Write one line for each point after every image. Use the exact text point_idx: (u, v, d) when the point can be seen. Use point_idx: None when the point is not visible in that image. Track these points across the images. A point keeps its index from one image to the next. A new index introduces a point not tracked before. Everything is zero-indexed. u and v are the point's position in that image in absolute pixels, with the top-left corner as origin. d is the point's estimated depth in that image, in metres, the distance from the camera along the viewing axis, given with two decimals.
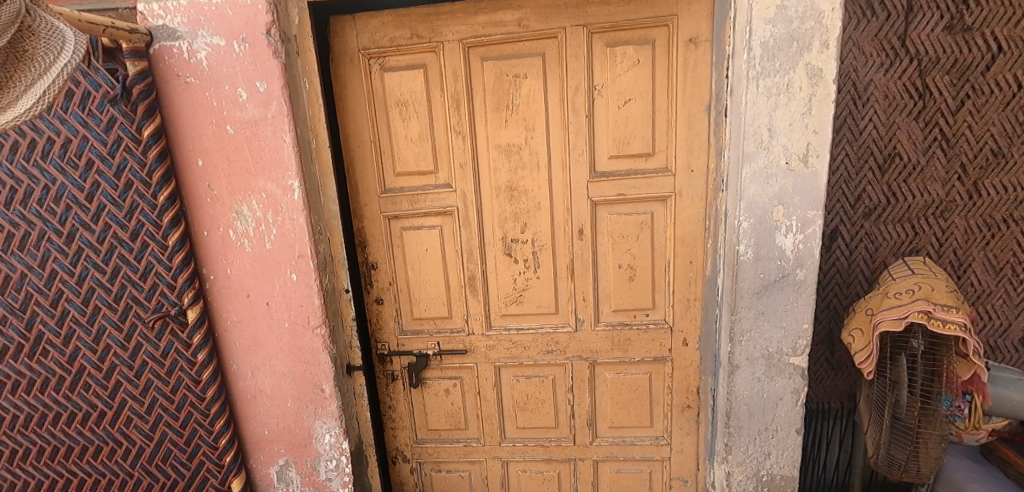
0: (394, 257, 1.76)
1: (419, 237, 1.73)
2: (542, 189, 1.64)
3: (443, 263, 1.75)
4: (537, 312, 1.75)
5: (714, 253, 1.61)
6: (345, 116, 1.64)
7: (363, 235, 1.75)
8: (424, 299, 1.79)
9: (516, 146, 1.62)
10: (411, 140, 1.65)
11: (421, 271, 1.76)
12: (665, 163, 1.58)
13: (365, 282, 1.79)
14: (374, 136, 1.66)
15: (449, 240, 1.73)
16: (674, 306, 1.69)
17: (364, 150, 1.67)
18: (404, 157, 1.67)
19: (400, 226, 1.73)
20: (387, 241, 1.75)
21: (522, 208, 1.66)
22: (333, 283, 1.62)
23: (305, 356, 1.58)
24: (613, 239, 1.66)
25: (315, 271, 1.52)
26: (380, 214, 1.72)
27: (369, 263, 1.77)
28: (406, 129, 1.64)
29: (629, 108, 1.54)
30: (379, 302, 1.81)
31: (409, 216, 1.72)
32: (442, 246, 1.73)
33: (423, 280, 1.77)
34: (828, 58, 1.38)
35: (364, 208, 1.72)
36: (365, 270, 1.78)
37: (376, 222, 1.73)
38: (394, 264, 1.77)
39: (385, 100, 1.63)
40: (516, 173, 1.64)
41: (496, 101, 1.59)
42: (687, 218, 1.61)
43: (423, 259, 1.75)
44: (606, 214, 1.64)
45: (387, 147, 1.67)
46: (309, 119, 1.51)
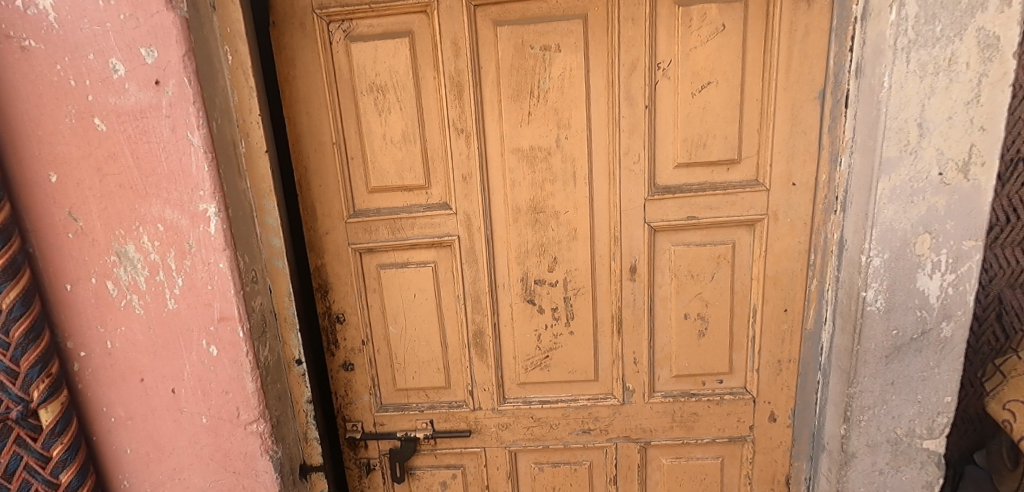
0: (369, 306, 1.26)
1: (404, 279, 1.23)
2: (579, 211, 1.16)
3: (438, 315, 1.25)
4: (568, 379, 1.27)
5: (818, 298, 1.16)
6: (295, 107, 1.13)
7: (325, 276, 1.24)
8: (411, 363, 1.28)
9: (544, 150, 1.13)
10: (392, 141, 1.15)
11: (407, 325, 1.26)
12: (755, 173, 1.12)
13: (328, 341, 1.28)
14: (339, 137, 1.15)
15: (446, 283, 1.23)
16: (758, 370, 1.22)
17: (324, 156, 1.16)
18: (382, 167, 1.17)
19: (377, 263, 1.23)
20: (357, 285, 1.24)
21: (551, 239, 1.18)
22: (278, 352, 1.10)
23: (233, 465, 1.06)
24: (678, 280, 1.18)
25: (246, 340, 1.00)
26: (348, 247, 1.21)
27: (335, 315, 1.26)
28: (384, 127, 1.14)
29: (707, 95, 1.07)
30: (348, 368, 1.29)
31: (390, 249, 1.22)
32: (436, 291, 1.24)
33: (409, 337, 1.27)
34: (1011, 19, 0.90)
35: (325, 238, 1.21)
36: (328, 325, 1.27)
37: (342, 258, 1.23)
38: (368, 316, 1.26)
39: (353, 84, 1.12)
40: (542, 188, 1.15)
41: (514, 86, 1.10)
42: (783, 251, 1.15)
43: (409, 309, 1.25)
44: (669, 245, 1.17)
45: (358, 152, 1.17)
46: (232, 108, 0.98)
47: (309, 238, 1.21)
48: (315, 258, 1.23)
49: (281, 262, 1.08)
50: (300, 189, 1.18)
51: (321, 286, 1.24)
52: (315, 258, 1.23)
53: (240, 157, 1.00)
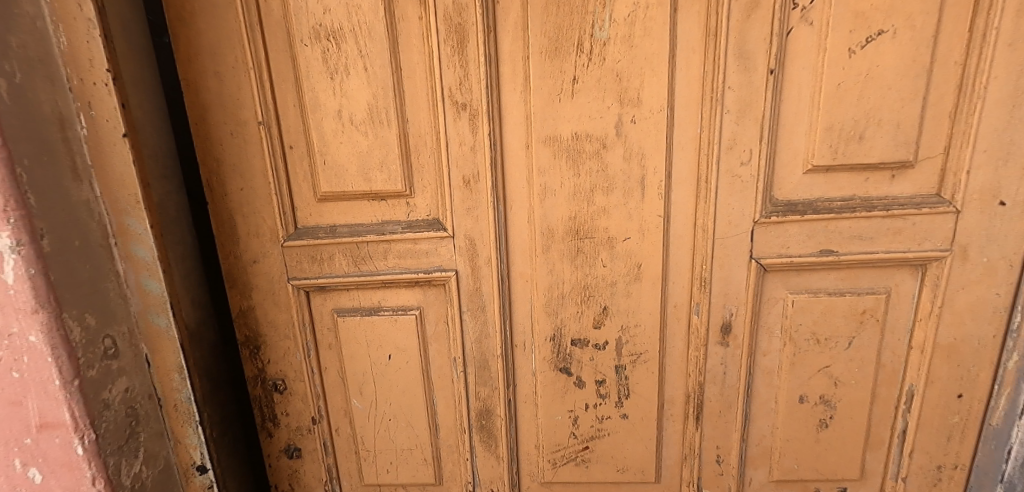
0: (321, 369, 0.85)
1: (373, 332, 0.81)
2: (647, 238, 0.74)
3: (424, 385, 0.83)
4: (617, 481, 0.86)
5: (1018, 381, 0.74)
6: (198, 65, 0.71)
7: (254, 325, 0.82)
8: (384, 450, 0.87)
9: (595, 142, 0.70)
10: (354, 121, 0.72)
11: (378, 398, 0.85)
12: (937, 185, 0.69)
13: (262, 418, 0.86)
14: (268, 113, 0.73)
15: (436, 339, 0.82)
16: (905, 478, 0.81)
17: (246, 144, 0.74)
18: (338, 161, 0.74)
19: (333, 307, 0.81)
20: (302, 339, 0.82)
21: (600, 279, 0.76)
22: (164, 459, 0.68)
23: None
24: (793, 346, 0.77)
25: (89, 459, 0.58)
26: (288, 283, 0.79)
27: (270, 381, 0.85)
28: (340, 98, 0.71)
29: (875, 54, 0.64)
30: (292, 455, 0.88)
31: (353, 288, 0.80)
32: (422, 350, 0.82)
33: (380, 414, 0.85)
34: None
35: (254, 269, 0.79)
36: (261, 396, 0.85)
37: (279, 300, 0.81)
38: (320, 384, 0.85)
39: (287, 28, 0.69)
40: (589, 201, 0.73)
41: (552, 35, 0.67)
42: (968, 307, 0.73)
43: (381, 376, 0.83)
44: (785, 294, 0.75)
45: (300, 138, 0.74)
46: (55, 57, 0.56)
47: (229, 268, 0.80)
48: (238, 299, 0.81)
49: (166, 319, 0.65)
50: (211, 194, 0.76)
51: (250, 339, 0.83)
52: (237, 299, 0.81)
53: (76, 143, 0.58)
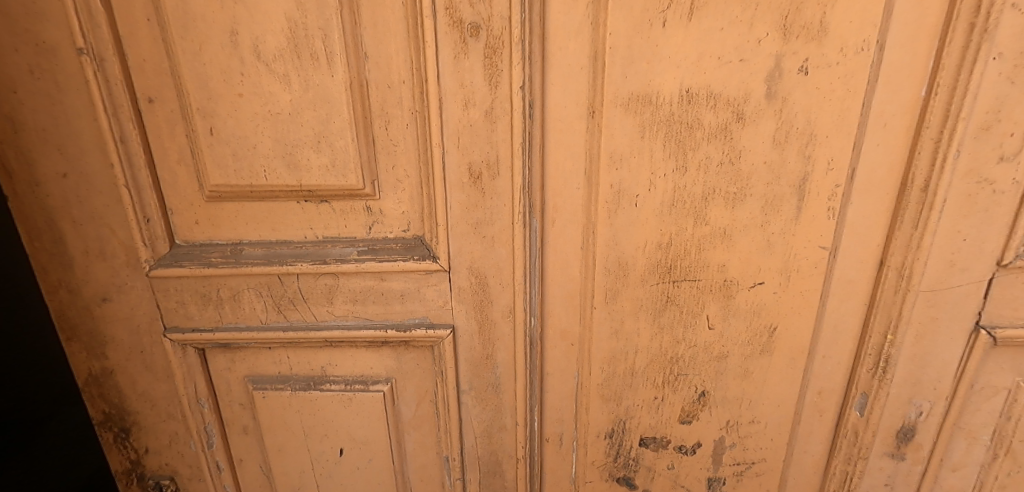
0: (234, 462, 0.53)
1: (314, 415, 0.49)
2: (795, 287, 0.42)
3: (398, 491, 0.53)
4: None
5: None
6: None
7: (117, 398, 0.50)
8: None
9: (722, 108, 0.37)
10: (259, 53, 0.37)
11: None
12: None
13: None
14: (96, 33, 0.38)
15: (417, 428, 0.50)
16: None
17: (61, 92, 0.39)
18: (236, 130, 0.40)
19: (246, 373, 0.49)
20: (197, 422, 0.50)
21: (699, 350, 0.44)
22: None
23: None
24: (1010, 464, 0.46)
25: None
26: (164, 337, 0.47)
27: (151, 479, 0.53)
28: (229, 6, 0.36)
29: None
30: None
31: (277, 347, 0.47)
32: (394, 442, 0.51)
33: None
34: None
35: (104, 313, 0.46)
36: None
37: (154, 362, 0.48)
38: (234, 484, 0.54)
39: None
40: (696, 219, 0.40)
41: None
42: None
43: (329, 478, 0.52)
44: (1017, 384, 0.43)
45: (164, 85, 0.40)
46: None
47: (61, 311, 0.46)
48: (85, 360, 0.48)
49: None
50: (9, 185, 0.41)
51: (111, 419, 0.50)
52: (83, 360, 0.48)
53: None
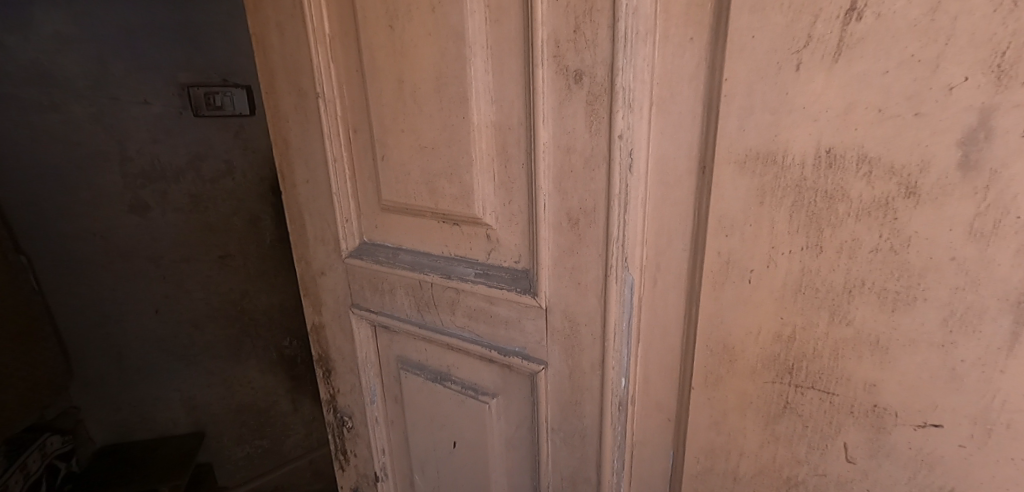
0: (387, 421, 0.64)
1: (438, 403, 0.56)
2: (1001, 446, 0.28)
3: None
4: None
5: None
6: (261, 15, 0.52)
7: (325, 345, 0.66)
8: None
9: (882, 178, 0.27)
10: (417, 96, 0.45)
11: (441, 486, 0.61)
12: None
13: (334, 448, 0.73)
14: (329, 83, 0.51)
15: (513, 448, 0.52)
16: None
17: (307, 123, 0.54)
18: (397, 158, 0.48)
19: (397, 353, 0.59)
20: (365, 380, 0.63)
21: (830, 482, 0.33)
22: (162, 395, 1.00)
23: None
24: None
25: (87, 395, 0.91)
26: (351, 309, 0.60)
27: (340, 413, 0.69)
28: (399, 59, 0.44)
29: None
30: None
31: (418, 339, 0.55)
32: (493, 453, 0.53)
33: None
34: None
35: (323, 282, 0.62)
36: (332, 424, 0.71)
37: (345, 326, 0.62)
38: (385, 438, 0.65)
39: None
40: (835, 314, 0.30)
41: None
42: None
43: (445, 461, 0.59)
44: None
45: (361, 118, 0.51)
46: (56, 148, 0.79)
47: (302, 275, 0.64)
48: (312, 312, 0.66)
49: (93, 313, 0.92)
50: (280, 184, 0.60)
51: (323, 359, 0.67)
52: (310, 312, 0.66)
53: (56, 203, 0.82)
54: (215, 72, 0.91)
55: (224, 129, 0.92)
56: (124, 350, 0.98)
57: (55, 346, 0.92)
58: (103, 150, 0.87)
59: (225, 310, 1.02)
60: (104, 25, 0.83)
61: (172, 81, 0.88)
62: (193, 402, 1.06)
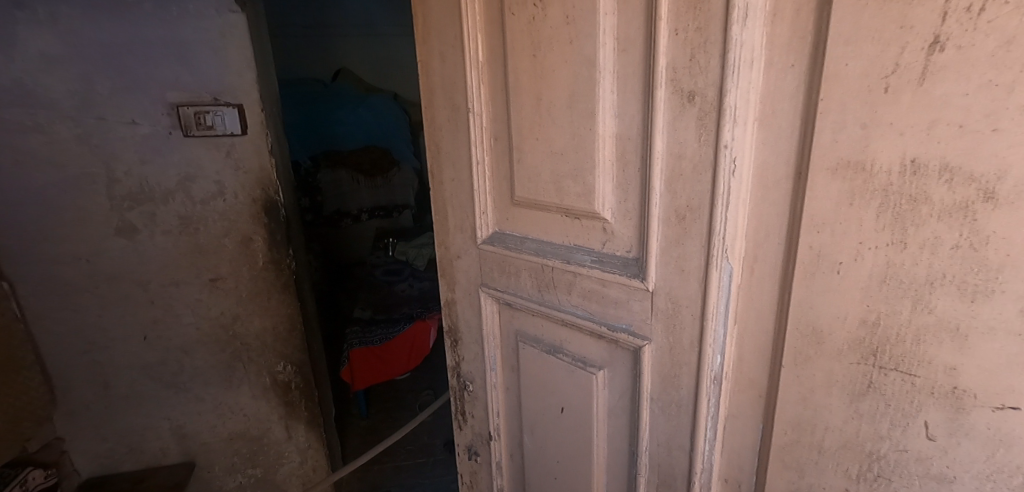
0: (501, 388, 0.73)
1: (548, 373, 0.64)
2: None
3: (596, 463, 0.62)
4: None
5: None
6: (428, 42, 0.64)
7: (455, 318, 0.77)
8: None
9: (962, 184, 0.32)
10: (553, 116, 0.53)
11: (546, 448, 0.69)
12: None
13: (454, 408, 0.83)
14: (476, 98, 0.61)
15: (614, 417, 0.58)
16: None
17: (456, 132, 0.65)
18: (534, 165, 0.57)
19: (515, 328, 0.68)
20: (486, 351, 0.73)
21: (910, 458, 0.37)
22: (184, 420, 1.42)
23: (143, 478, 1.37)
24: None
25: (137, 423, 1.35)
26: (478, 288, 0.70)
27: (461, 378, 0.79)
28: (540, 83, 0.53)
29: None
30: (473, 459, 0.83)
31: (535, 316, 0.63)
32: (595, 421, 0.60)
33: (548, 468, 0.70)
34: None
35: (456, 266, 0.73)
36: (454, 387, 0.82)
37: (472, 300, 0.72)
38: (497, 404, 0.75)
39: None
40: (918, 305, 0.35)
41: None
42: None
43: (549, 429, 0.67)
44: None
45: (500, 128, 0.60)
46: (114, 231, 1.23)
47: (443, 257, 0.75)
48: (448, 290, 0.76)
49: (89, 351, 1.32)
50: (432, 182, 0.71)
51: (451, 330, 0.78)
52: (443, 288, 0.76)
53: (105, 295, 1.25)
54: (207, 93, 1.22)
55: (211, 145, 1.25)
56: (110, 376, 1.36)
57: (38, 380, 1.29)
58: (93, 173, 1.20)
59: (209, 333, 1.39)
60: (102, 53, 1.14)
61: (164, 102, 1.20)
62: (181, 431, 1.45)
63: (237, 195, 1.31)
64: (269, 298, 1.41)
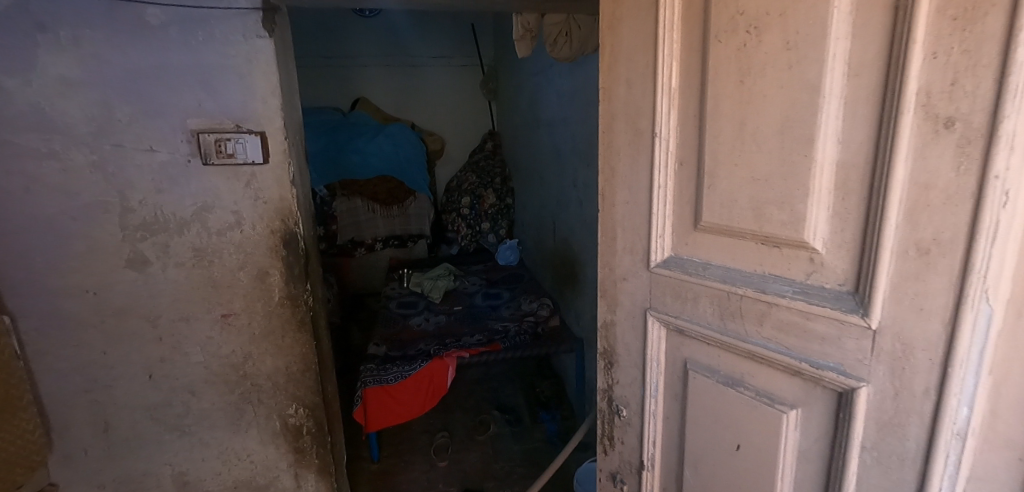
0: (687, 385, 0.96)
1: (743, 370, 0.84)
2: None
3: (815, 446, 0.77)
4: None
5: None
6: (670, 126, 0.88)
7: (611, 339, 1.12)
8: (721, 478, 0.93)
9: None
10: (761, 126, 0.74)
11: (736, 431, 0.88)
12: None
13: (609, 397, 1.17)
14: (740, 146, 0.77)
15: (814, 408, 0.75)
16: None
17: (708, 178, 0.83)
18: (730, 178, 0.79)
19: (714, 335, 0.87)
20: (652, 376, 1.03)
21: None
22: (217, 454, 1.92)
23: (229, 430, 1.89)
24: None
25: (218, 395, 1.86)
26: (647, 310, 1.00)
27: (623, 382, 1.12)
28: (748, 105, 0.75)
29: None
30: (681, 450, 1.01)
31: (726, 327, 0.85)
32: (788, 408, 0.79)
33: (735, 449, 0.89)
34: None
35: (678, 288, 0.92)
36: (609, 408, 1.18)
37: (667, 314, 0.96)
38: (682, 398, 0.98)
39: (704, 31, 0.80)
40: None
41: None
42: None
43: (742, 424, 0.86)
44: None
45: (759, 166, 0.75)
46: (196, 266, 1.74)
47: (611, 279, 1.08)
48: (657, 308, 0.98)
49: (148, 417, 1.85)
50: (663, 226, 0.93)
51: (606, 351, 1.14)
52: (605, 314, 1.11)
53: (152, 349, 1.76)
54: (231, 122, 1.66)
55: (238, 174, 1.70)
56: (107, 419, 1.81)
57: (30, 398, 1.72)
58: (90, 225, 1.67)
59: (224, 372, 1.86)
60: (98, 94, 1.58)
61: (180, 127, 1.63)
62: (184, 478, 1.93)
63: (255, 225, 1.76)
64: (285, 331, 1.87)
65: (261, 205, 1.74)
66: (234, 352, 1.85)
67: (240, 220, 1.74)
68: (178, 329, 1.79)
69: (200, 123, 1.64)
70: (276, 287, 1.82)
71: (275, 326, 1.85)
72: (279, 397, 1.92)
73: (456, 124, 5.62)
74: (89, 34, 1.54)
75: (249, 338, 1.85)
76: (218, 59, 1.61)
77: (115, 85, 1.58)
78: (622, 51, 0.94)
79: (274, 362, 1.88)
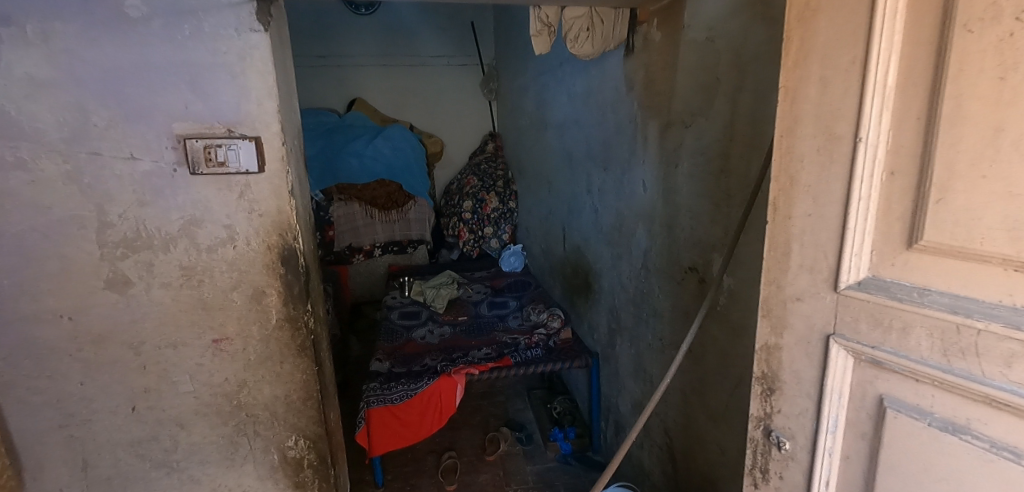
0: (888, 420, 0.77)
1: (985, 422, 0.66)
2: None
3: None
4: None
5: None
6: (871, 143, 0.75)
7: (774, 365, 0.97)
8: None
9: None
10: None
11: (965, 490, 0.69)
12: None
13: (761, 420, 1.03)
14: (995, 165, 0.62)
15: None
16: None
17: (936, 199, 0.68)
18: (974, 192, 0.64)
19: (932, 372, 0.69)
20: (831, 409, 0.87)
21: None
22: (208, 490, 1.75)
23: (226, 462, 1.74)
24: None
25: (211, 426, 1.69)
26: (828, 335, 0.85)
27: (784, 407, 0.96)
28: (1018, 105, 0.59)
29: None
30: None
31: (953, 365, 0.67)
32: None
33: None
34: None
35: (877, 314, 0.76)
36: (764, 440, 1.03)
37: (858, 339, 0.79)
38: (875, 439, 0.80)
39: (944, 16, 0.65)
40: None
41: None
42: None
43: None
44: None
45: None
46: (188, 278, 1.58)
47: (780, 298, 0.93)
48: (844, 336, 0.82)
49: (129, 454, 1.66)
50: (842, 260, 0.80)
51: (766, 378, 1.00)
52: (768, 335, 0.97)
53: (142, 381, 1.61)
54: (223, 126, 1.49)
55: (232, 184, 1.53)
56: (85, 456, 1.64)
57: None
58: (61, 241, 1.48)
59: (217, 401, 1.68)
60: (71, 94, 1.40)
61: (167, 132, 1.47)
62: None
63: (251, 242, 1.58)
64: (284, 354, 1.69)
65: (256, 218, 1.57)
66: (228, 380, 1.67)
67: (233, 235, 1.57)
68: (164, 356, 1.61)
69: (187, 128, 1.47)
70: (273, 309, 1.65)
71: (273, 351, 1.68)
72: (277, 428, 1.75)
73: (456, 126, 5.44)
74: (58, 27, 1.36)
75: (244, 365, 1.67)
76: (206, 56, 1.43)
77: (91, 86, 1.41)
78: (816, 65, 0.80)
79: (272, 390, 1.71)
